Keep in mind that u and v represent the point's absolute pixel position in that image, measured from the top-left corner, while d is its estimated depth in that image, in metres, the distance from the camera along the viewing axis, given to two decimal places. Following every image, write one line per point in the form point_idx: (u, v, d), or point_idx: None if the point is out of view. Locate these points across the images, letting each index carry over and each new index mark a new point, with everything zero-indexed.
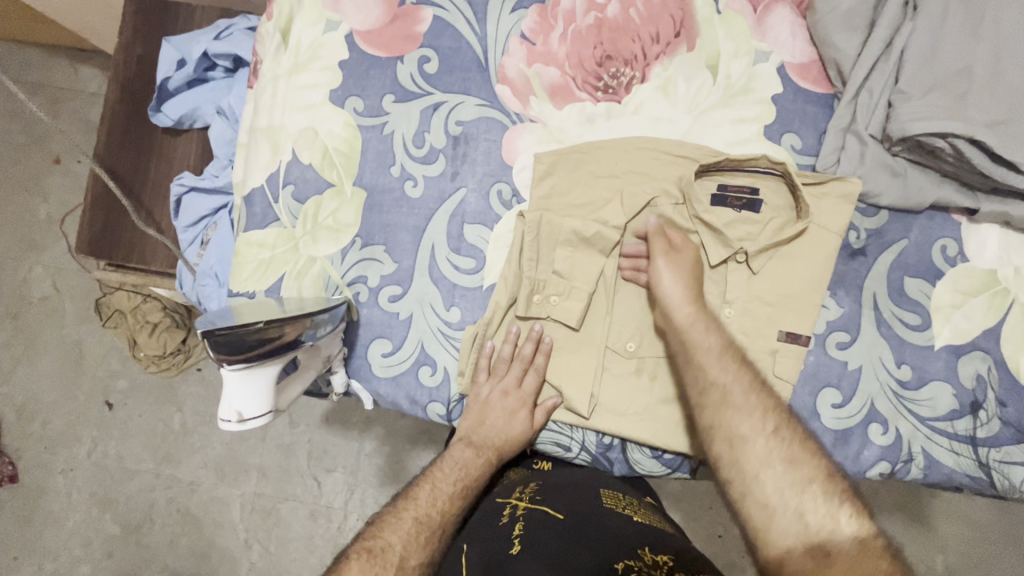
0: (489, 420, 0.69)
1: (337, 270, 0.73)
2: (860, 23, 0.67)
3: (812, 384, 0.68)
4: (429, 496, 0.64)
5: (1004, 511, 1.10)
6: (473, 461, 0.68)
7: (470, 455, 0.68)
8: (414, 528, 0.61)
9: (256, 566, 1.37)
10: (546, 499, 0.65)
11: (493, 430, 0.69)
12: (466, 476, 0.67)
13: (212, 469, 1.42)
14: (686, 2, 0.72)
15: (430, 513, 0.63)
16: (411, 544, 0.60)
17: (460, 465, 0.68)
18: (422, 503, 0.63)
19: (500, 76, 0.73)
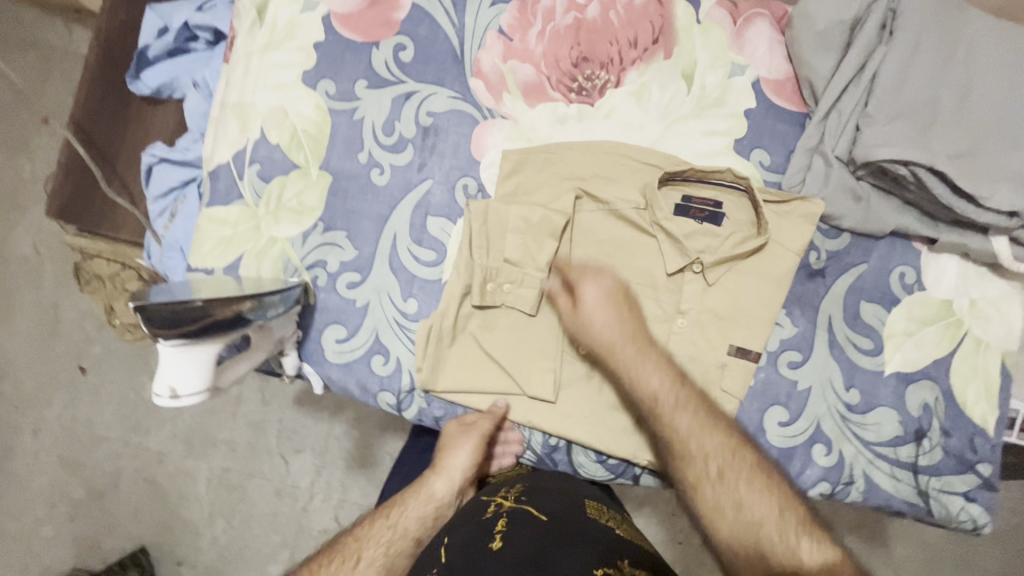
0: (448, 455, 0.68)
1: (297, 252, 0.72)
2: (835, 44, 0.67)
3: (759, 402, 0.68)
4: (370, 541, 0.64)
5: (959, 537, 1.11)
6: (419, 516, 0.67)
7: (418, 510, 0.67)
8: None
9: (218, 539, 1.39)
10: (532, 501, 0.63)
11: (451, 465, 0.68)
12: (405, 530, 0.65)
13: (179, 441, 1.42)
14: (667, 8, 0.72)
15: (355, 559, 0.62)
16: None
17: (404, 517, 0.66)
18: (357, 552, 0.63)
19: (475, 69, 0.73)
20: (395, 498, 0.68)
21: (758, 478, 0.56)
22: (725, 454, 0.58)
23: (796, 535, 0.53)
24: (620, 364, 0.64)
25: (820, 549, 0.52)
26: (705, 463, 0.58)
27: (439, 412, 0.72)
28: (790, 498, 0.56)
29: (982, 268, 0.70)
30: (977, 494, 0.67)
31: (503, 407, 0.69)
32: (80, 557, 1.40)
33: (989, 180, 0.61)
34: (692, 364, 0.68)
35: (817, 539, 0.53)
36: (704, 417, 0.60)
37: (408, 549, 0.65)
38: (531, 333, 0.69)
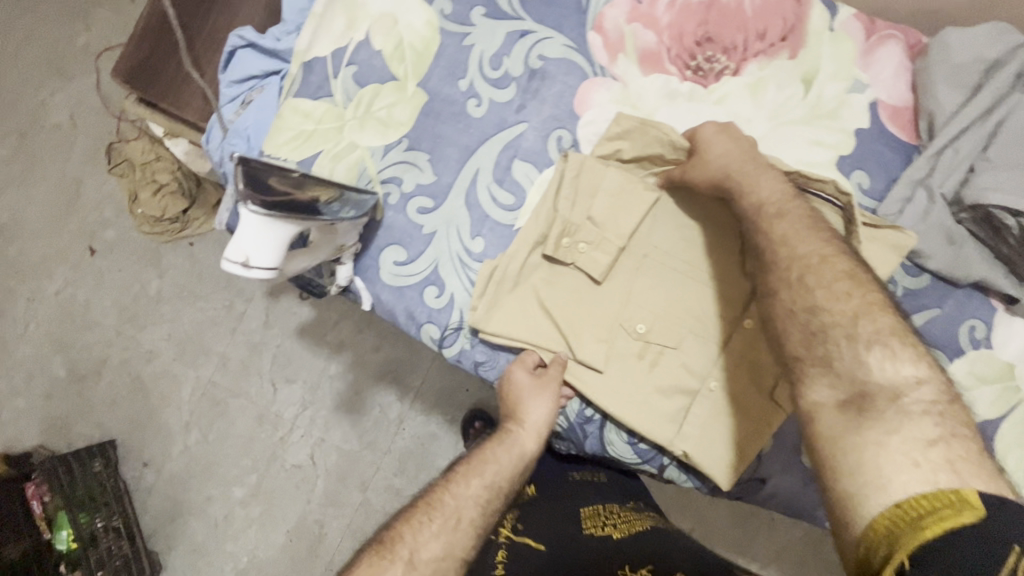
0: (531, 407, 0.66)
1: (375, 164, 0.70)
2: (968, 82, 0.65)
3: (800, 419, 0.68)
4: (462, 497, 0.63)
5: None
6: (505, 467, 0.66)
7: (506, 463, 0.67)
8: (437, 531, 0.60)
9: (190, 450, 1.36)
10: (530, 532, 0.70)
11: (536, 416, 0.67)
12: (495, 483, 0.65)
13: (173, 344, 1.39)
14: (804, 8, 0.70)
15: (453, 510, 0.62)
16: (431, 548, 0.59)
17: (495, 474, 0.66)
18: (448, 503, 0.63)
19: (596, 23, 0.71)
20: (478, 449, 0.67)
21: (856, 286, 0.52)
22: (826, 254, 0.55)
23: (884, 334, 0.49)
24: (732, 174, 0.62)
25: (909, 373, 0.46)
26: (802, 261, 0.55)
27: (480, 357, 0.70)
28: (885, 303, 0.51)
29: None
30: None
31: (565, 357, 0.67)
32: (46, 436, 1.37)
33: None
34: (748, 367, 0.66)
35: (912, 357, 0.47)
36: (808, 225, 0.58)
37: (500, 502, 0.65)
38: (593, 299, 0.68)
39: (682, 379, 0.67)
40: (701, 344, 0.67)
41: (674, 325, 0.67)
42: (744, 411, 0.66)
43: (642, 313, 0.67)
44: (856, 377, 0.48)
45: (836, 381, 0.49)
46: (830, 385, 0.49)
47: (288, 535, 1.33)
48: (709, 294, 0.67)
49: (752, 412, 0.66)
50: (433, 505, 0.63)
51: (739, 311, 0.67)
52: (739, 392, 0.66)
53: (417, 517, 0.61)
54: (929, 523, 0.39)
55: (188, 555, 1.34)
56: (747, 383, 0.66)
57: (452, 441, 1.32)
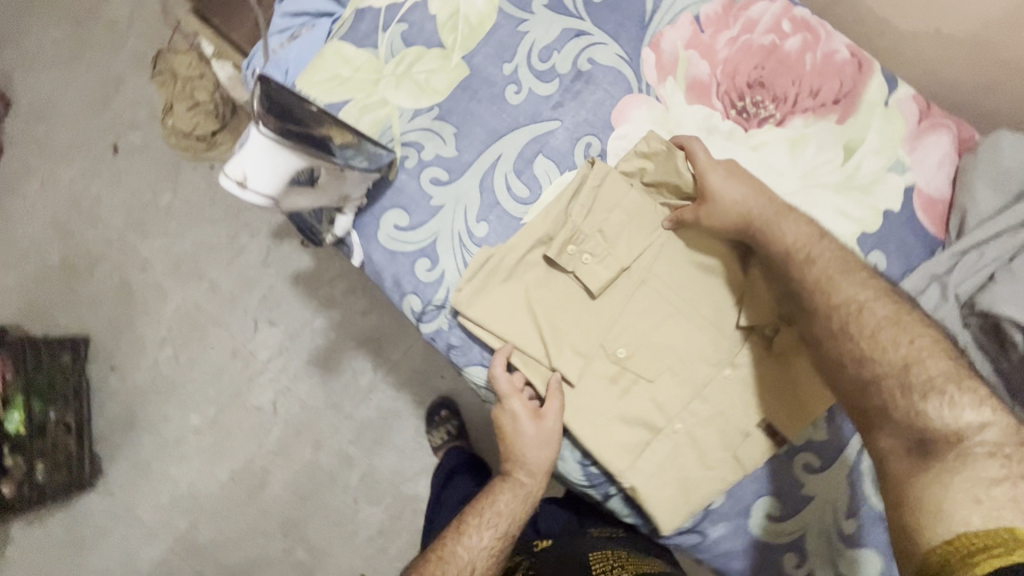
0: (531, 451, 0.65)
1: (400, 125, 0.69)
2: (1009, 189, 0.64)
3: (758, 482, 0.66)
4: (469, 551, 0.65)
5: None
6: (509, 510, 0.68)
7: (510, 508, 0.68)
8: None
9: (159, 366, 1.36)
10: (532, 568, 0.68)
11: (537, 456, 0.66)
12: (501, 529, 0.67)
13: (169, 259, 1.38)
14: (864, 77, 0.68)
15: (464, 561, 0.65)
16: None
17: (500, 521, 0.67)
18: (458, 554, 0.65)
19: (653, 41, 0.70)
20: (481, 496, 0.69)
21: (900, 332, 0.53)
22: (865, 300, 0.56)
23: (941, 380, 0.50)
24: (760, 226, 0.62)
25: (971, 418, 0.47)
26: (841, 310, 0.56)
27: (454, 341, 0.68)
28: (941, 348, 0.52)
29: None
30: None
31: (561, 381, 0.64)
32: (27, 317, 1.38)
33: None
34: (719, 417, 0.65)
35: (973, 402, 0.48)
36: (843, 267, 0.58)
37: (506, 540, 0.68)
38: (582, 313, 0.66)
39: (649, 414, 0.65)
40: (678, 384, 0.65)
41: (657, 359, 0.65)
42: (704, 460, 0.64)
43: (625, 337, 0.66)
44: (911, 425, 0.49)
45: (896, 429, 0.50)
46: (892, 432, 0.50)
47: (231, 474, 1.32)
48: (698, 338, 0.66)
49: (711, 463, 0.64)
50: (440, 558, 0.65)
51: (723, 359, 0.66)
52: (703, 440, 0.64)
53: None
54: (979, 561, 0.39)
55: (130, 468, 1.33)
56: (714, 433, 0.64)
57: (414, 424, 1.30)
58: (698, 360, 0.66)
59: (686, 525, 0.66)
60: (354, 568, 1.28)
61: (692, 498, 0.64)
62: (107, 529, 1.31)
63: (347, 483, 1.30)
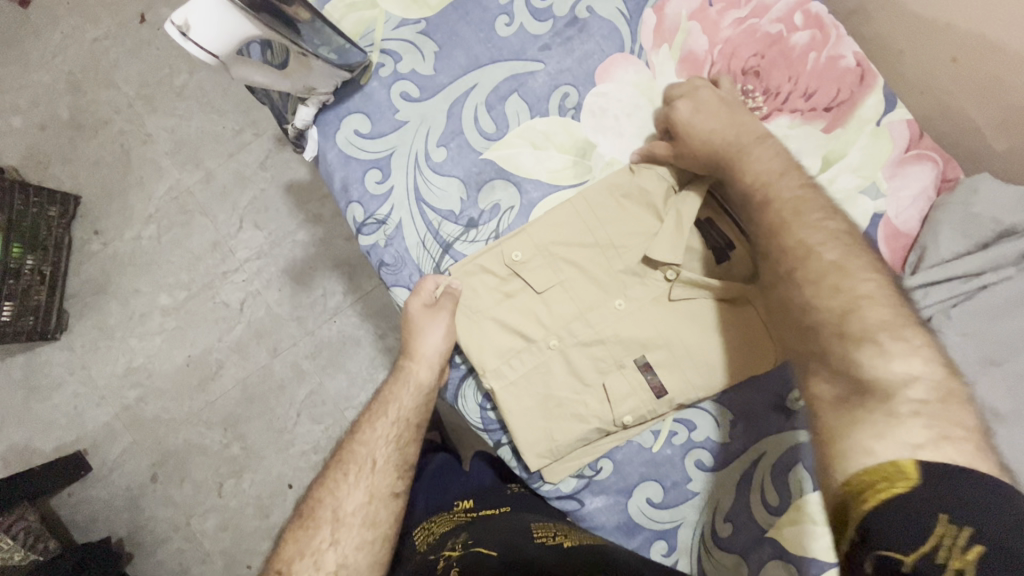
0: (418, 337, 0.64)
1: (383, 31, 0.68)
2: (973, 236, 0.61)
3: (634, 447, 0.67)
4: (366, 450, 0.65)
5: None
6: (408, 402, 0.66)
7: (410, 403, 0.66)
8: (353, 480, 0.64)
9: (141, 241, 1.35)
10: (483, 543, 0.60)
11: (429, 342, 0.64)
12: (403, 423, 0.66)
13: (171, 139, 1.37)
14: (861, 91, 0.66)
15: (366, 461, 0.65)
16: (354, 498, 0.63)
17: (398, 408, 0.66)
18: (359, 451, 0.65)
19: (658, 4, 0.67)
20: (384, 393, 0.67)
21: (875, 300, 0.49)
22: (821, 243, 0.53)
23: (876, 328, 0.47)
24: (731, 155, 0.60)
25: (903, 371, 0.44)
26: (795, 250, 0.54)
27: (387, 259, 0.67)
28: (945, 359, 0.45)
29: None
30: None
31: (456, 288, 0.64)
32: (24, 164, 1.37)
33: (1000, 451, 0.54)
34: (597, 343, 0.64)
35: (904, 350, 0.45)
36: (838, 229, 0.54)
37: (411, 433, 0.67)
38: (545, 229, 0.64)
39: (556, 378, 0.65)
40: (566, 299, 0.65)
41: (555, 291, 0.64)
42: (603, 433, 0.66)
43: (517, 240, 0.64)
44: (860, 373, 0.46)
45: (836, 375, 0.48)
46: (826, 375, 0.48)
47: (186, 360, 1.33)
48: (602, 273, 0.65)
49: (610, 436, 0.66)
50: (346, 459, 0.65)
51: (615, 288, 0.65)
52: (574, 357, 0.64)
53: (330, 477, 0.64)
54: (872, 496, 0.38)
55: (94, 332, 1.34)
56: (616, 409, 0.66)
57: (370, 355, 1.31)
58: (592, 287, 0.65)
59: (566, 489, 0.68)
60: (283, 479, 1.30)
61: (562, 441, 0.64)
62: (57, 385, 1.32)
63: (293, 396, 1.31)
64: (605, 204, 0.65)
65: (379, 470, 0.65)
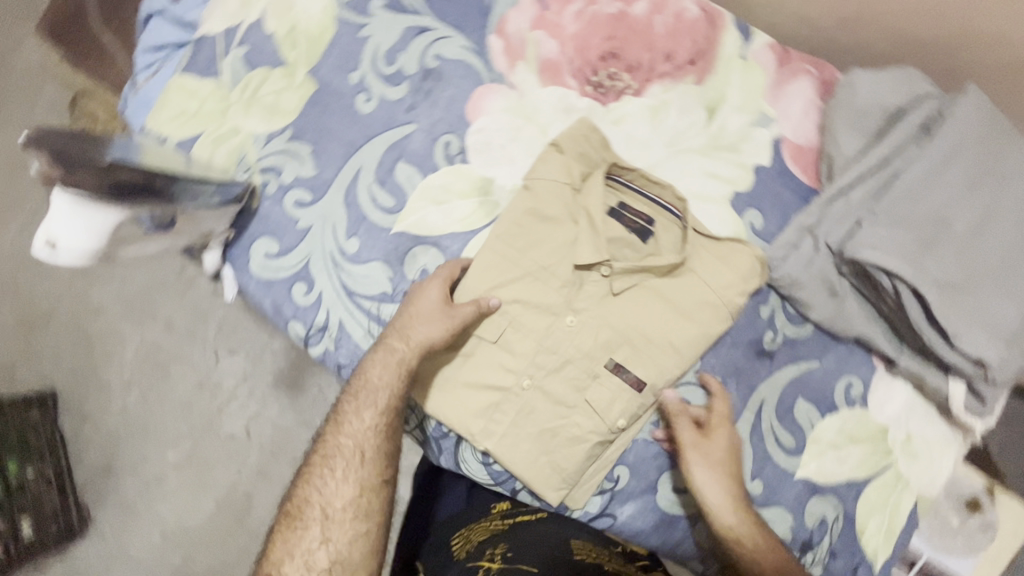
0: (411, 321, 0.60)
1: (255, 151, 0.68)
2: (868, 129, 0.63)
3: (643, 445, 0.67)
4: (349, 442, 0.60)
5: None
6: (388, 385, 0.60)
7: (390, 382, 0.60)
8: (340, 478, 0.60)
9: (128, 410, 1.26)
10: (525, 559, 0.61)
11: (417, 330, 0.60)
12: (386, 409, 0.60)
13: (120, 300, 1.29)
14: (715, 34, 0.67)
15: (350, 450, 0.60)
16: (343, 495, 0.59)
17: (381, 394, 0.60)
18: (342, 443, 0.60)
19: (498, 28, 0.68)
20: (357, 374, 0.61)
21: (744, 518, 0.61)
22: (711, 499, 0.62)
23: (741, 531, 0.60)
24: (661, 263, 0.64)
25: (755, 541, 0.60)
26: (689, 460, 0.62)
27: (343, 360, 0.68)
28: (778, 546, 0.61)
29: (930, 408, 0.67)
30: None
31: (491, 304, 0.63)
32: None
33: (969, 320, 0.57)
34: (567, 365, 0.64)
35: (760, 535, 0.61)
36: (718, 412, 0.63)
37: (396, 416, 0.61)
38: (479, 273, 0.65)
39: (545, 414, 0.64)
40: (523, 334, 0.64)
41: (506, 332, 0.64)
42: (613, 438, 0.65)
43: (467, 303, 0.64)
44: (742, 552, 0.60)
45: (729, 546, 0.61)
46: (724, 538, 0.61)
47: (217, 506, 1.23)
48: (543, 296, 0.65)
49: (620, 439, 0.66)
50: (328, 452, 0.61)
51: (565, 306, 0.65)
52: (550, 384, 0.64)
53: (316, 473, 0.60)
54: None
55: (117, 519, 1.23)
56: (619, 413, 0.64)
57: None
58: (542, 313, 0.65)
59: (594, 509, 0.67)
60: None
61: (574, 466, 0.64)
62: None
63: None
64: (518, 230, 0.65)
65: (368, 457, 0.60)
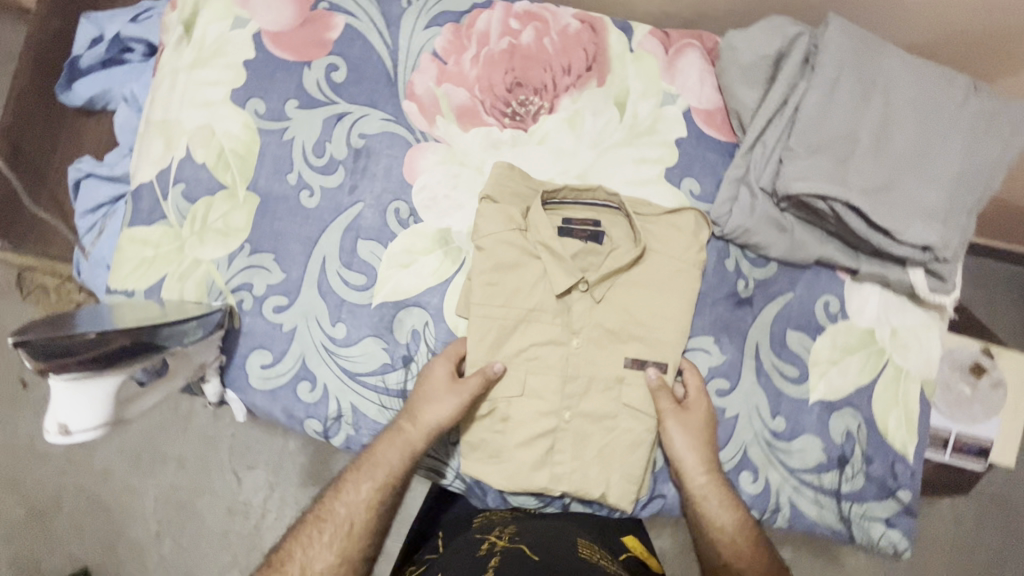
0: (423, 400, 0.64)
1: (222, 275, 0.70)
2: (761, 77, 0.68)
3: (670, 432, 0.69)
4: (343, 509, 0.61)
5: None
6: (394, 461, 0.63)
7: (395, 462, 0.63)
8: (326, 540, 0.60)
9: (167, 561, 1.20)
10: (527, 538, 0.62)
11: (429, 408, 0.63)
12: (385, 480, 0.63)
13: (126, 455, 1.23)
14: (600, 38, 0.72)
15: (343, 521, 0.61)
16: (324, 558, 0.59)
17: (384, 465, 0.63)
18: (337, 508, 0.62)
19: (408, 92, 0.72)
20: (365, 451, 0.64)
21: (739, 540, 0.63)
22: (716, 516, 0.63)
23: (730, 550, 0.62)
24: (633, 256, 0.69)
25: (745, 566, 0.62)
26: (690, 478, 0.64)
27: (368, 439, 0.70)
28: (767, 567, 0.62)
29: (903, 299, 0.72)
30: (897, 520, 0.70)
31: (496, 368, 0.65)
32: None
33: (903, 216, 0.63)
34: (575, 373, 0.67)
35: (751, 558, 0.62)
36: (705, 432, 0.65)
37: (393, 495, 0.63)
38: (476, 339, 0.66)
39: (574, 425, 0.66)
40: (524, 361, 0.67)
41: (506, 363, 0.67)
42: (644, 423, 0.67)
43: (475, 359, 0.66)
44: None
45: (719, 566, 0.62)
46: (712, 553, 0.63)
47: None
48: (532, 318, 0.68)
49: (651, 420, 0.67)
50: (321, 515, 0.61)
51: (556, 321, 0.68)
52: (567, 396, 0.67)
53: (304, 531, 0.61)
54: None
55: None
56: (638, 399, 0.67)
57: None
58: (536, 335, 0.67)
59: (645, 495, 0.69)
60: None
61: (615, 462, 0.66)
62: None
63: None
64: (495, 283, 0.67)
65: (355, 528, 0.61)
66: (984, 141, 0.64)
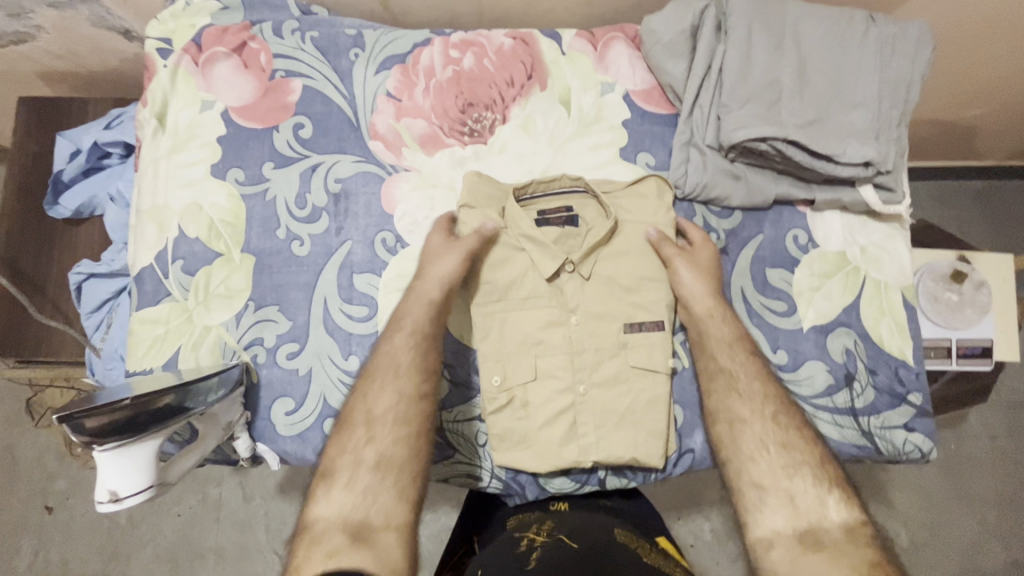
0: (436, 261, 0.70)
1: (232, 335, 0.74)
2: (683, 49, 0.75)
3: (683, 386, 0.73)
4: (389, 363, 0.66)
5: (950, 476, 1.23)
6: (422, 321, 0.68)
7: (424, 315, 0.68)
8: (384, 390, 0.65)
9: None
10: (567, 532, 0.63)
11: (442, 266, 0.70)
12: (418, 334, 0.67)
13: (163, 558, 1.20)
14: (533, 47, 0.79)
15: (395, 374, 0.65)
16: (385, 406, 0.64)
17: (415, 322, 0.68)
18: (383, 365, 0.66)
19: (371, 132, 0.78)
20: (397, 315, 0.69)
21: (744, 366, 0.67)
22: (732, 338, 0.69)
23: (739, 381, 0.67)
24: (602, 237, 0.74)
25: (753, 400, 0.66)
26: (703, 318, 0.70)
27: None
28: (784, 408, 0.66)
29: (862, 218, 0.77)
30: (916, 424, 0.72)
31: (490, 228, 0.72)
32: None
33: (838, 139, 0.69)
34: (581, 350, 0.71)
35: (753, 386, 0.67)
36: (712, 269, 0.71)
37: (430, 346, 0.68)
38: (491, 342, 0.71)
39: (593, 397, 0.70)
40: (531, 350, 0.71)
41: (514, 355, 0.71)
42: (656, 381, 0.70)
43: (493, 365, 0.70)
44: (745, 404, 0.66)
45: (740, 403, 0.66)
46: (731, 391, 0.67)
47: None
48: (529, 310, 0.72)
49: (663, 378, 0.71)
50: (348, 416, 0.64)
51: (554, 307, 0.72)
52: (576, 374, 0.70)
53: (360, 391, 0.65)
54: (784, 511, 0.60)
55: None
56: (643, 359, 0.71)
57: None
58: (536, 324, 0.72)
59: (673, 455, 0.72)
60: None
61: (639, 425, 0.69)
62: None
63: None
64: (490, 283, 0.72)
65: (391, 417, 0.63)
66: (891, 61, 0.71)
